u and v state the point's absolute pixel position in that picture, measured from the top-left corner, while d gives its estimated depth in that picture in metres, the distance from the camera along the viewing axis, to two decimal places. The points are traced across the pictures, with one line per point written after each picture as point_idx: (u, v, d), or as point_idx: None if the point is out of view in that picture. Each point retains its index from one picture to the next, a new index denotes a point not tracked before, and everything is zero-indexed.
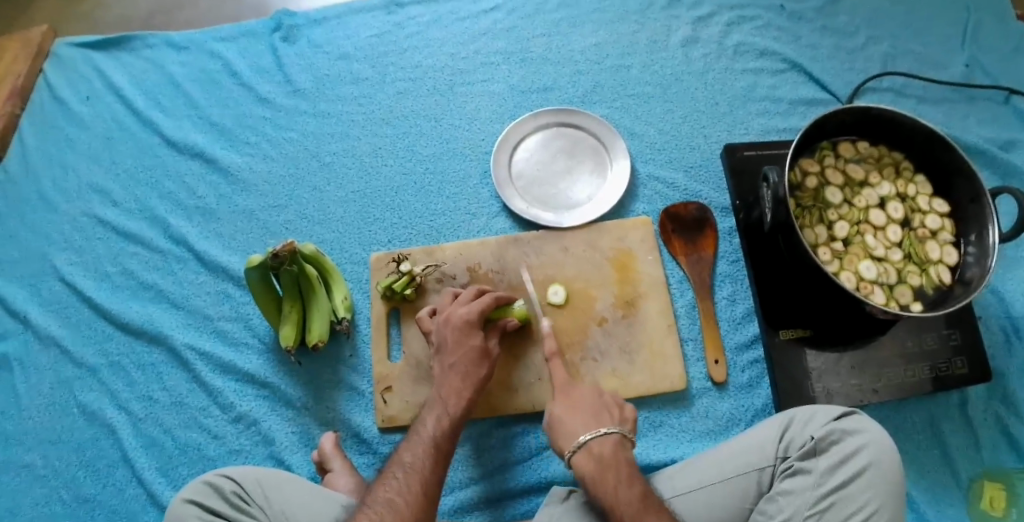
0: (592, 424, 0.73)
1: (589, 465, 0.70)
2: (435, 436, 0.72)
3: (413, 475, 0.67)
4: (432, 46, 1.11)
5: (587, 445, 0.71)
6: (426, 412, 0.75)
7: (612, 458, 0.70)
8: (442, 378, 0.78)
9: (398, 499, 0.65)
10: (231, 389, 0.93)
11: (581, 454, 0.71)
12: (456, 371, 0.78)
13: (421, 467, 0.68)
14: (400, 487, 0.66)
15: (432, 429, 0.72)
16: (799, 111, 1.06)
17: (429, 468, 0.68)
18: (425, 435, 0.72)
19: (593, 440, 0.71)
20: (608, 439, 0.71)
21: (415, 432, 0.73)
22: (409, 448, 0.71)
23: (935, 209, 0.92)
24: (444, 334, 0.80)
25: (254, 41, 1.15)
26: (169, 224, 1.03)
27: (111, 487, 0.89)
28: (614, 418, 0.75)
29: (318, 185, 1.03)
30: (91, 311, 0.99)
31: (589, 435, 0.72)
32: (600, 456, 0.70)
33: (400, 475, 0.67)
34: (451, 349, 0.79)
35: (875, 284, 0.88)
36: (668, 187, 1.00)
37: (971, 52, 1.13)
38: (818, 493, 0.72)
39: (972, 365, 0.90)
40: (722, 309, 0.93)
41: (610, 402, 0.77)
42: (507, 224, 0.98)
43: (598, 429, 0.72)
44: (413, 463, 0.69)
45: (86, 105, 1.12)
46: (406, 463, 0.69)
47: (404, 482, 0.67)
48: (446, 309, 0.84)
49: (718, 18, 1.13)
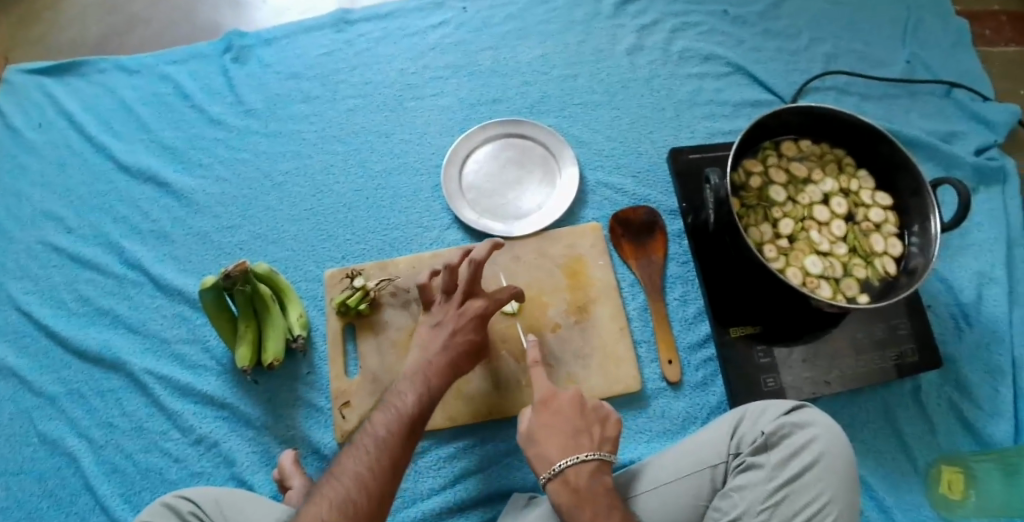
0: (570, 449, 0.69)
1: (564, 495, 0.67)
2: (412, 412, 0.69)
3: (383, 449, 0.64)
4: (382, 63, 1.12)
5: (563, 473, 0.68)
6: (405, 384, 0.72)
7: (587, 488, 0.67)
8: (431, 354, 0.76)
9: (365, 472, 0.62)
10: (190, 411, 0.93)
11: (556, 482, 0.68)
12: (446, 354, 0.76)
13: (391, 442, 0.65)
14: (369, 461, 0.63)
15: (411, 404, 0.69)
16: (744, 113, 1.09)
17: (399, 444, 0.66)
18: (401, 408, 0.69)
19: (569, 468, 0.68)
20: (584, 467, 0.68)
21: (392, 403, 0.70)
22: (383, 417, 0.68)
23: (878, 203, 0.94)
24: (447, 318, 0.79)
25: (206, 64, 1.16)
26: (125, 248, 1.03)
27: (73, 515, 0.89)
28: (594, 439, 0.71)
29: (272, 205, 1.04)
30: (48, 339, 0.99)
31: (566, 462, 0.68)
32: (575, 487, 0.67)
33: (371, 448, 0.64)
34: (450, 333, 0.78)
35: (821, 278, 0.89)
36: (617, 193, 1.01)
37: (910, 49, 1.16)
38: (771, 487, 0.72)
39: (921, 353, 0.92)
40: (674, 310, 0.95)
41: (591, 418, 0.73)
42: (459, 236, 0.99)
43: (575, 455, 0.69)
44: (385, 438, 0.65)
45: (39, 134, 1.13)
46: (379, 436, 0.66)
47: (374, 455, 0.64)
48: (446, 297, 0.81)
49: (661, 25, 1.15)
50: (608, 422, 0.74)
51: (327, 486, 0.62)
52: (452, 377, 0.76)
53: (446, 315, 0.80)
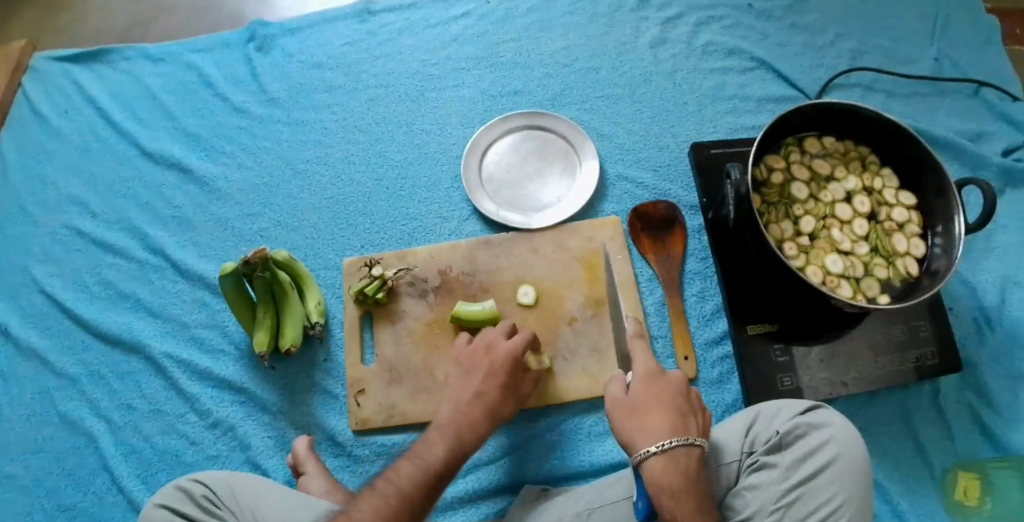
0: (681, 430, 0.65)
1: (670, 474, 0.62)
2: (437, 467, 0.67)
3: (403, 504, 0.63)
4: (404, 53, 1.12)
5: (671, 451, 0.63)
6: (436, 432, 0.71)
7: (692, 472, 0.63)
8: (462, 398, 0.75)
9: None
10: (208, 395, 0.94)
11: (662, 458, 0.63)
12: (478, 403, 0.74)
13: (412, 497, 0.64)
14: (384, 512, 0.62)
15: (438, 457, 0.68)
16: (767, 109, 1.07)
17: (419, 500, 0.64)
18: (429, 461, 0.67)
19: (678, 448, 0.63)
20: (694, 451, 0.64)
21: (420, 452, 0.68)
22: (408, 468, 0.67)
23: (902, 202, 0.92)
24: (482, 357, 0.79)
25: (229, 52, 1.16)
26: (147, 234, 1.04)
27: (92, 495, 0.91)
28: (698, 427, 0.67)
29: (292, 193, 1.04)
30: (72, 321, 1.01)
31: (676, 442, 0.63)
32: (685, 469, 0.62)
33: (389, 499, 0.63)
34: (482, 375, 0.77)
35: (841, 277, 0.88)
36: (636, 187, 1.01)
37: (939, 47, 1.14)
38: (783, 487, 0.72)
39: (942, 356, 0.91)
40: (691, 306, 0.94)
41: (694, 408, 0.69)
42: (477, 227, 0.99)
43: (687, 438, 0.64)
44: (407, 492, 0.64)
45: (65, 118, 1.14)
46: (400, 488, 0.64)
47: (389, 507, 0.62)
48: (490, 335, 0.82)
49: (685, 19, 1.14)
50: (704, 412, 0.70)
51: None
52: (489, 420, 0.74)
53: (474, 358, 0.80)
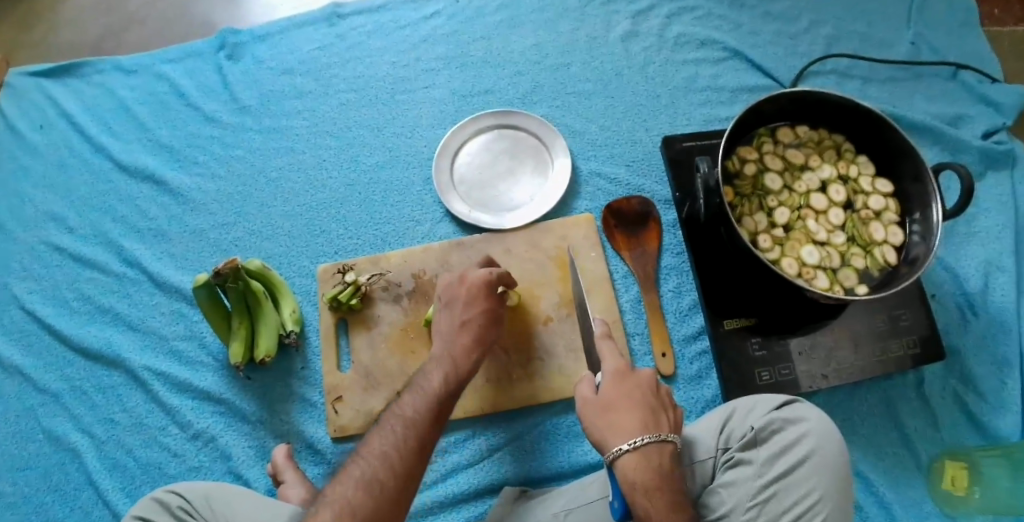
0: (653, 426, 0.64)
1: (643, 471, 0.61)
2: (440, 391, 0.68)
3: (413, 432, 0.64)
4: (374, 55, 1.11)
5: (644, 448, 0.62)
6: (434, 361, 0.72)
7: (667, 469, 0.62)
8: (450, 333, 0.76)
9: (394, 459, 0.61)
10: (188, 407, 0.94)
11: (635, 456, 0.62)
12: (466, 332, 0.76)
13: (418, 422, 0.65)
14: (397, 443, 0.62)
15: (437, 383, 0.69)
16: (742, 99, 1.06)
17: (428, 425, 0.65)
18: (430, 388, 0.68)
19: (651, 445, 0.63)
20: (666, 448, 0.64)
21: (420, 383, 0.69)
22: (411, 399, 0.67)
23: (878, 190, 0.91)
24: (456, 291, 0.79)
25: (200, 61, 1.16)
26: (124, 247, 1.04)
27: (78, 509, 0.91)
28: (669, 423, 0.67)
29: (265, 201, 1.04)
30: (51, 337, 1.01)
31: (648, 439, 0.63)
32: (658, 466, 0.62)
33: (400, 428, 0.64)
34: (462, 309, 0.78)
35: (817, 268, 0.88)
36: (610, 183, 1.00)
37: (916, 30, 1.13)
38: (759, 484, 0.71)
39: (922, 345, 0.90)
40: (668, 302, 0.93)
41: (663, 400, 0.69)
42: (451, 229, 0.99)
43: (658, 434, 0.64)
44: (415, 419, 0.65)
45: (39, 134, 1.14)
46: (407, 416, 0.65)
47: (401, 436, 0.63)
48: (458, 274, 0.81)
49: (657, 11, 1.13)
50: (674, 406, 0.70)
51: (353, 465, 0.61)
52: (478, 349, 0.75)
53: (454, 288, 0.80)
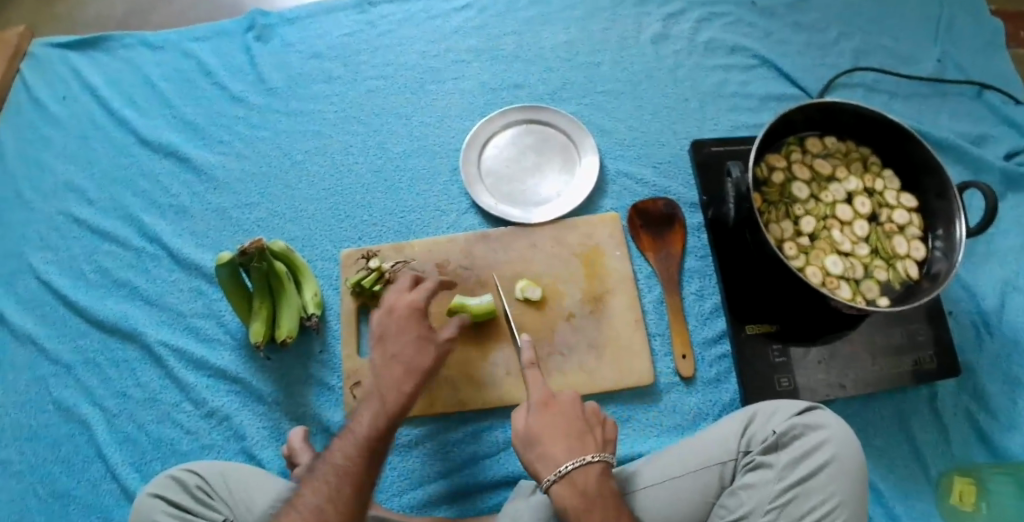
0: (576, 451, 0.68)
1: (572, 497, 0.65)
2: (369, 438, 0.65)
3: (342, 484, 0.62)
4: (404, 44, 1.11)
5: (570, 475, 0.66)
6: (369, 402, 0.68)
7: (595, 492, 0.66)
8: (382, 368, 0.70)
9: (324, 514, 0.60)
10: (204, 385, 0.94)
11: (562, 484, 0.66)
12: (398, 362, 0.70)
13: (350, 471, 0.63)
14: (325, 500, 0.61)
15: (368, 427, 0.66)
16: (770, 107, 1.07)
17: (358, 477, 0.63)
18: (360, 432, 0.65)
19: (576, 470, 0.66)
20: (592, 469, 0.67)
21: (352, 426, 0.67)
22: (341, 446, 0.65)
23: (902, 204, 0.92)
24: (388, 321, 0.73)
25: (227, 41, 1.15)
26: (144, 222, 1.04)
27: (86, 482, 0.90)
28: (596, 441, 0.70)
29: (290, 183, 1.04)
30: (67, 308, 1.00)
31: (573, 464, 0.66)
32: (583, 490, 0.65)
33: (327, 482, 0.62)
34: (393, 338, 0.72)
35: (841, 278, 0.88)
36: (637, 183, 1.00)
37: (943, 48, 1.13)
38: (778, 487, 0.71)
39: (939, 360, 0.91)
40: (690, 304, 0.94)
41: (591, 417, 0.72)
42: (476, 221, 0.99)
43: (580, 457, 0.67)
44: (345, 473, 0.63)
45: (62, 105, 1.13)
46: (337, 469, 0.63)
47: (331, 493, 0.61)
48: (396, 292, 0.77)
49: (688, 15, 1.13)
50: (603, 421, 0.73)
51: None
52: (414, 382, 0.69)
53: (383, 321, 0.74)
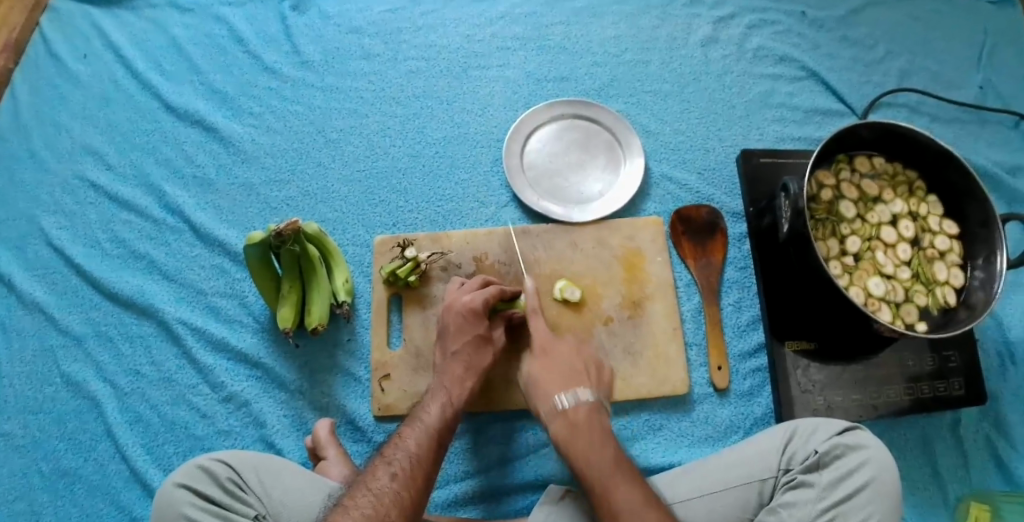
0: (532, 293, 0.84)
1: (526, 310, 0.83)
2: (439, 426, 0.72)
3: (418, 465, 0.67)
4: (448, 26, 1.08)
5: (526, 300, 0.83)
6: (432, 398, 0.75)
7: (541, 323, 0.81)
8: (443, 366, 0.79)
9: (403, 494, 0.64)
10: (223, 368, 0.90)
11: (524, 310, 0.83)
12: (459, 360, 0.79)
13: (421, 456, 0.68)
14: (403, 478, 0.65)
15: (437, 417, 0.73)
16: (815, 121, 1.06)
17: (430, 462, 0.68)
18: (429, 422, 0.72)
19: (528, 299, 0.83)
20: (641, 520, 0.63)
21: (419, 415, 0.73)
22: (411, 432, 0.71)
23: (945, 230, 0.91)
24: (446, 320, 0.81)
25: (262, 8, 1.11)
26: (165, 192, 0.99)
27: (92, 462, 0.86)
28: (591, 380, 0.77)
29: (323, 161, 1.00)
30: (79, 278, 0.95)
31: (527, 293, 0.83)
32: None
33: (407, 462, 0.66)
34: (454, 336, 0.80)
35: (882, 301, 0.87)
36: (681, 189, 0.99)
37: (985, 75, 1.12)
38: (820, 506, 0.70)
39: (969, 388, 0.91)
40: (728, 315, 0.93)
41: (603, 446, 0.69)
42: (516, 215, 0.96)
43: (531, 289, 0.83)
44: (419, 457, 0.68)
45: (82, 63, 1.08)
46: (411, 452, 0.68)
47: (408, 474, 0.66)
48: (451, 294, 0.84)
49: (738, 20, 1.11)
50: (601, 372, 0.80)
51: (361, 500, 0.62)
52: (473, 375, 0.78)
53: (444, 317, 0.82)
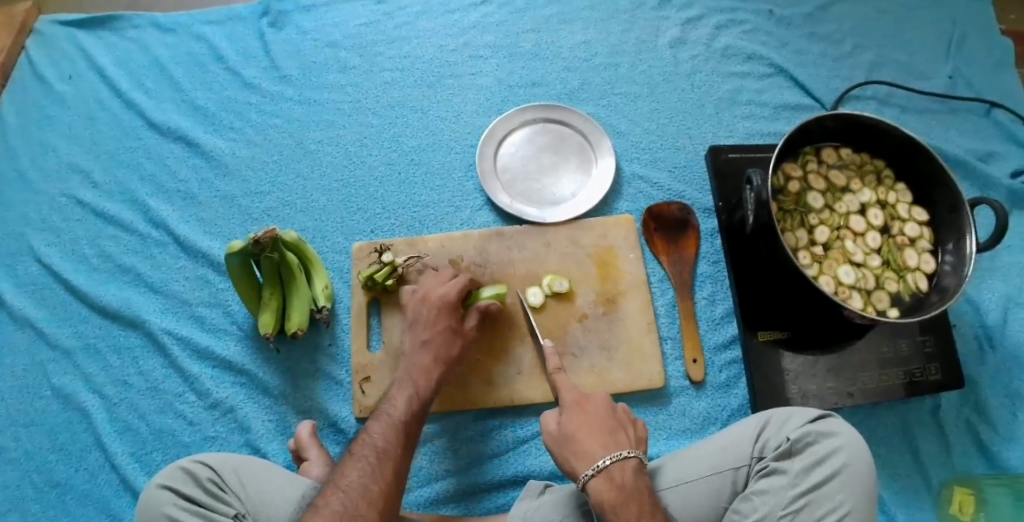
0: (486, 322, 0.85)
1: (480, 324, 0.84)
2: (405, 418, 0.73)
3: (386, 458, 0.68)
4: (422, 37, 1.11)
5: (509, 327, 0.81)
6: (399, 391, 0.76)
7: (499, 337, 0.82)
8: (413, 356, 0.80)
9: (372, 488, 0.65)
10: (208, 375, 0.92)
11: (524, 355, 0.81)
12: (429, 351, 0.80)
13: (389, 449, 0.69)
14: (372, 473, 0.66)
15: (404, 409, 0.73)
16: (784, 116, 1.08)
17: (399, 453, 0.69)
18: (396, 415, 0.73)
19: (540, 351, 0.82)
20: (628, 464, 0.67)
21: (386, 410, 0.73)
22: (377, 427, 0.71)
23: (914, 217, 0.92)
24: (419, 311, 0.83)
25: (241, 26, 1.14)
26: (150, 207, 1.02)
27: (83, 471, 0.88)
28: (630, 439, 0.71)
29: (303, 172, 1.03)
30: (68, 292, 0.98)
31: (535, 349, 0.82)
32: (621, 485, 0.66)
33: (374, 457, 0.68)
34: (425, 327, 0.81)
35: (853, 288, 0.88)
36: (653, 187, 1.01)
37: (953, 64, 1.13)
38: (792, 493, 0.71)
39: (945, 372, 0.91)
40: (702, 309, 0.94)
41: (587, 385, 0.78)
42: (490, 218, 0.99)
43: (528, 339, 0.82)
44: (386, 450, 0.69)
45: (68, 85, 1.12)
46: (379, 446, 0.69)
47: (378, 468, 0.67)
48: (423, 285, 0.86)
49: (706, 20, 1.14)
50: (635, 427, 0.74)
51: (331, 497, 0.64)
52: (442, 366, 0.79)
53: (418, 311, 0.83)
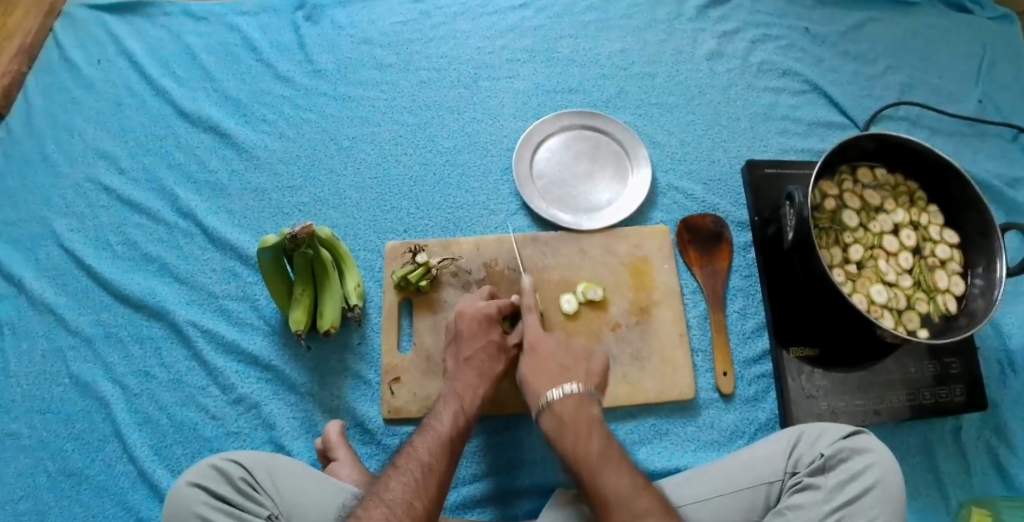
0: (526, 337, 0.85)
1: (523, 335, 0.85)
2: (450, 434, 0.72)
3: (432, 473, 0.67)
4: (459, 38, 1.11)
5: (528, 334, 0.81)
6: (444, 407, 0.76)
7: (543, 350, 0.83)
8: (457, 371, 0.80)
9: (416, 504, 0.64)
10: (233, 370, 0.91)
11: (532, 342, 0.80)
12: (471, 366, 0.80)
13: (434, 465, 0.68)
14: (417, 489, 0.66)
15: (450, 425, 0.73)
16: (818, 133, 1.08)
17: (444, 469, 0.69)
18: (441, 430, 0.72)
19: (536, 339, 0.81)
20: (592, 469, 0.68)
21: (432, 424, 0.74)
22: (423, 441, 0.71)
23: (946, 240, 0.93)
24: (458, 325, 0.83)
25: (275, 18, 1.13)
26: (178, 196, 1.01)
27: (101, 461, 0.86)
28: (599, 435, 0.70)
29: (335, 168, 1.02)
30: (90, 279, 0.96)
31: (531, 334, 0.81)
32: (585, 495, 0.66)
33: (419, 472, 0.67)
34: (467, 342, 0.82)
35: (884, 308, 0.89)
36: (686, 198, 1.01)
37: (984, 89, 1.14)
38: (826, 508, 0.70)
39: (970, 393, 0.92)
40: (733, 322, 0.95)
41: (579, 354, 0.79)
42: (525, 223, 0.98)
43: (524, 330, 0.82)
44: (431, 465, 0.68)
45: (96, 69, 1.10)
46: (424, 461, 0.69)
47: (422, 484, 0.66)
48: (463, 302, 0.86)
49: (742, 34, 1.14)
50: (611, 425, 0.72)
51: (374, 511, 0.63)
52: (486, 381, 0.80)
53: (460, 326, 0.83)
